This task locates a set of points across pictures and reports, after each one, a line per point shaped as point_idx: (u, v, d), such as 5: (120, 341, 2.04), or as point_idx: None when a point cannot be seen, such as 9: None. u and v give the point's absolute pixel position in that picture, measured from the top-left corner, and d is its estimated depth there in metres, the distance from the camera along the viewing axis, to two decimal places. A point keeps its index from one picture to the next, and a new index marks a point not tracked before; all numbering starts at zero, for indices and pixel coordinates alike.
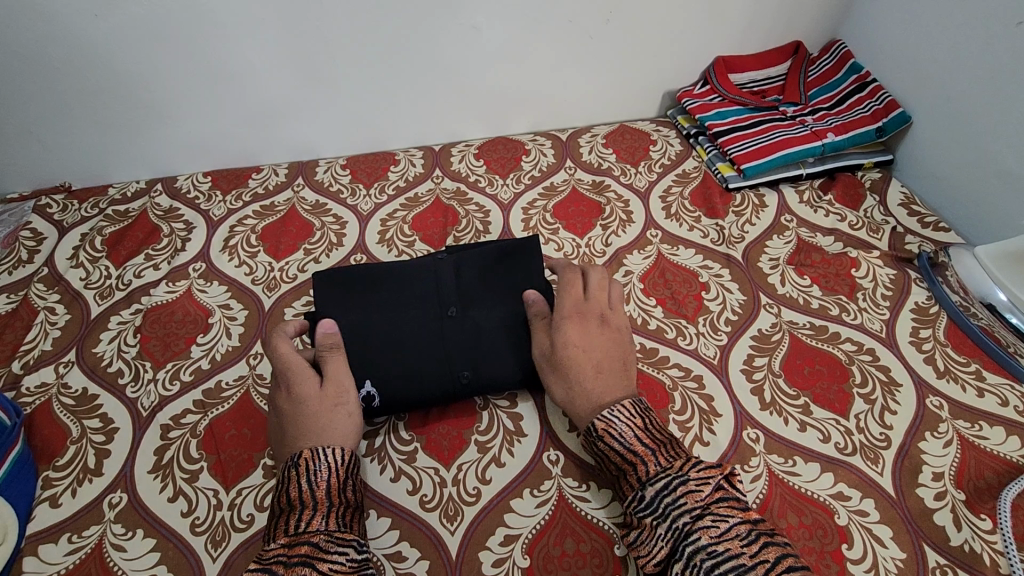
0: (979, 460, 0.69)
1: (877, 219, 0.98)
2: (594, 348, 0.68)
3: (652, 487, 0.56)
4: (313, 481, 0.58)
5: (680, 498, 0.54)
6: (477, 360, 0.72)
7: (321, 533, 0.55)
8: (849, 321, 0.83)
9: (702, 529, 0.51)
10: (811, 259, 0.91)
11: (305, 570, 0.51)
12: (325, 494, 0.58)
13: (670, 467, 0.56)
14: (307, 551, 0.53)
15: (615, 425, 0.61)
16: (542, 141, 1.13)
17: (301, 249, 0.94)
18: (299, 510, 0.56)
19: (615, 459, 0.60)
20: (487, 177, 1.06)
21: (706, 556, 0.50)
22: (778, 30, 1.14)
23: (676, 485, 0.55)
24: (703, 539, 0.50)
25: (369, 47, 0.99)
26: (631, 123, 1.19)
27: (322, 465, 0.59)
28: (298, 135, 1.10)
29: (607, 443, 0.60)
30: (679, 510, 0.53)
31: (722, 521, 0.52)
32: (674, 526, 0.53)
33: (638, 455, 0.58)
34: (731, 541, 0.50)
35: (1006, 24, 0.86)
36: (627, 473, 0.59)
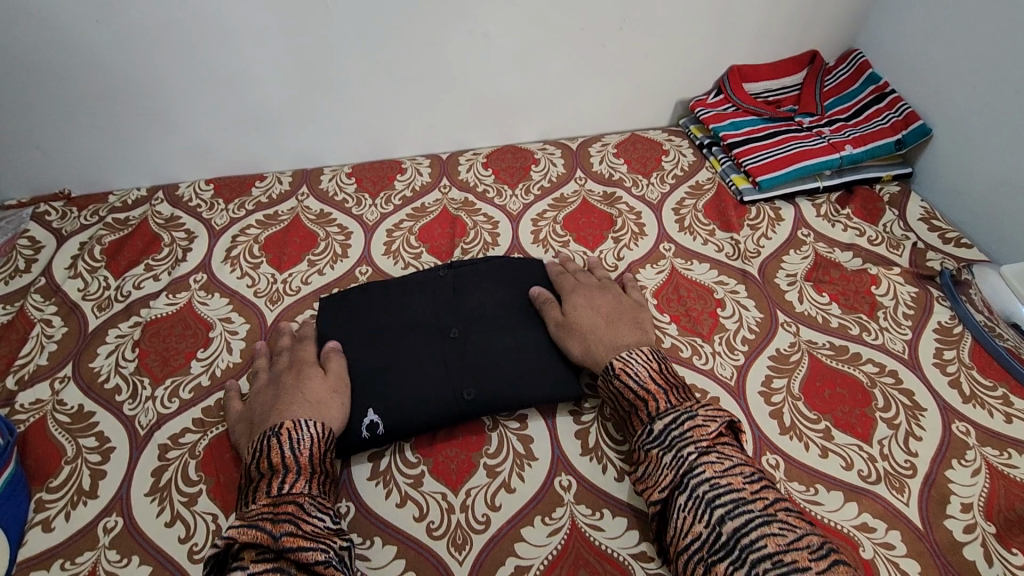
0: (1008, 490, 0.66)
1: (896, 234, 0.95)
2: (598, 308, 0.76)
3: (661, 421, 0.60)
4: (296, 449, 0.60)
5: (687, 432, 0.59)
6: (482, 379, 0.70)
7: (303, 496, 0.58)
8: (869, 341, 0.80)
9: (707, 463, 0.56)
10: (829, 275, 0.89)
11: (290, 527, 0.54)
12: (307, 461, 0.60)
13: (679, 407, 0.61)
14: (292, 511, 0.56)
15: (632, 365, 0.66)
16: (552, 150, 1.11)
17: (304, 260, 0.91)
18: (280, 474, 0.58)
19: (629, 397, 0.64)
20: (495, 187, 1.04)
21: (708, 486, 0.55)
22: (794, 39, 1.11)
23: (684, 421, 0.60)
24: (707, 472, 0.56)
25: (377, 52, 0.96)
26: (642, 132, 1.16)
27: (305, 435, 0.61)
28: (302, 142, 1.07)
29: (621, 381, 0.65)
30: (685, 444, 0.58)
31: (723, 460, 0.57)
32: (679, 456, 0.58)
33: (651, 394, 0.63)
34: (733, 477, 0.56)
35: None
36: (639, 410, 0.63)
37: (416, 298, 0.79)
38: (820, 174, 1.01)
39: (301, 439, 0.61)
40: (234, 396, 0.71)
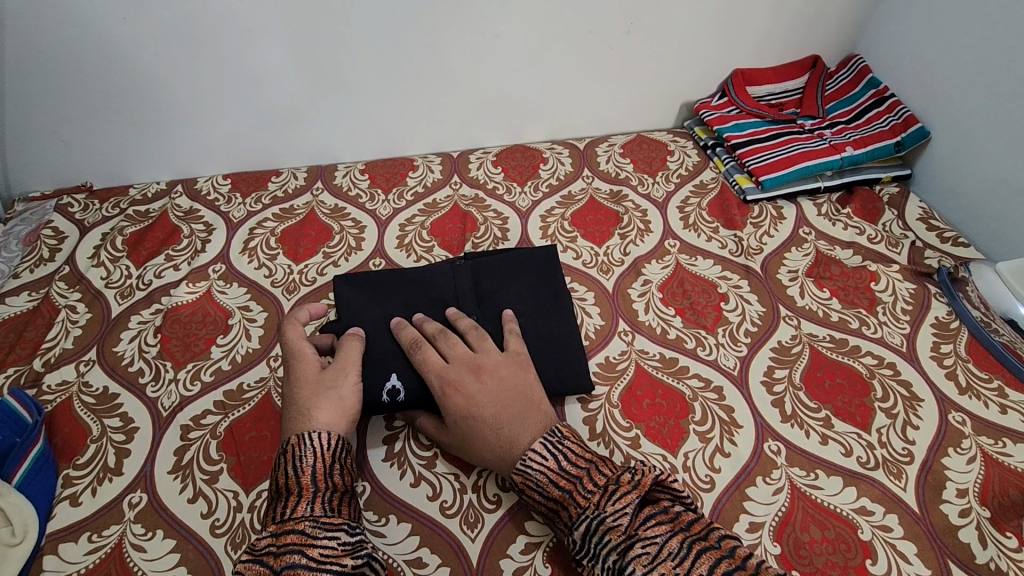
0: (1003, 477, 0.68)
1: (896, 233, 0.98)
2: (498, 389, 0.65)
3: (576, 533, 0.55)
4: (298, 467, 0.58)
5: (605, 536, 0.53)
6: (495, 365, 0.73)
7: (305, 520, 0.54)
8: (869, 335, 0.83)
9: (634, 560, 0.51)
10: (830, 271, 0.91)
11: (293, 558, 0.51)
12: (310, 479, 0.58)
13: (590, 504, 0.55)
14: (295, 540, 0.53)
15: (529, 476, 0.59)
16: (560, 149, 1.14)
17: (320, 252, 0.94)
18: (285, 498, 0.56)
19: (543, 507, 0.59)
20: (505, 184, 1.07)
21: None
22: (797, 44, 1.14)
23: (597, 525, 0.54)
24: (635, 572, 0.50)
25: (392, 52, 0.99)
26: (648, 133, 1.19)
27: (307, 451, 0.59)
28: (317, 140, 1.10)
29: (529, 495, 0.60)
30: (608, 548, 0.53)
31: (647, 549, 0.51)
32: (607, 565, 0.52)
33: (558, 501, 0.57)
34: (664, 564, 0.50)
35: None
36: (559, 516, 0.58)
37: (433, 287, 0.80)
38: (821, 175, 1.04)
39: (298, 457, 0.58)
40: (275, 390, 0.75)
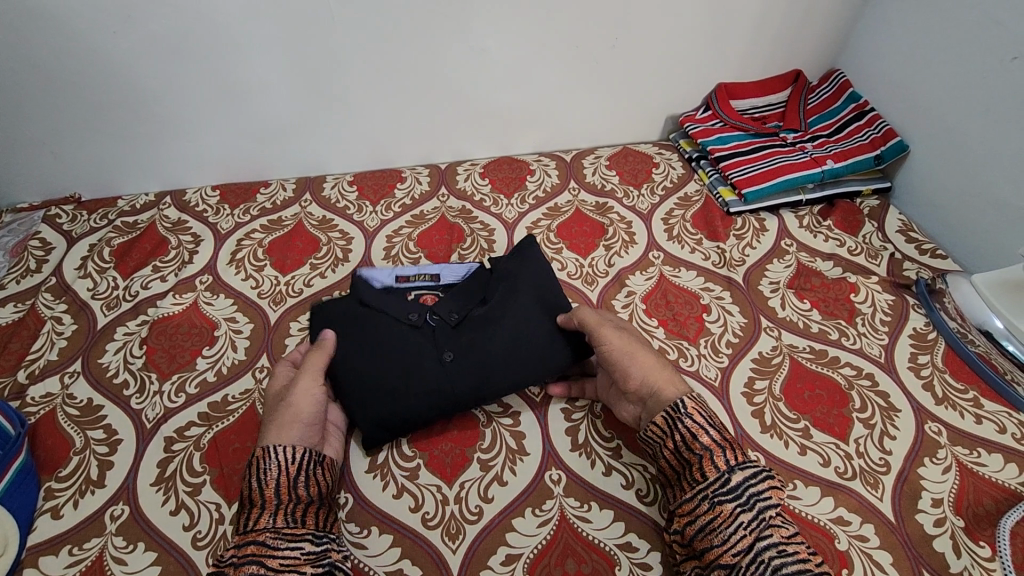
0: (978, 487, 0.69)
1: (875, 244, 0.99)
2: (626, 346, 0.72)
3: (741, 473, 0.60)
4: (262, 479, 0.61)
5: (765, 492, 0.59)
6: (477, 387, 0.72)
7: (267, 531, 0.58)
8: (848, 346, 0.84)
9: (775, 528, 0.57)
10: (810, 283, 0.93)
11: (251, 568, 0.54)
12: (273, 492, 0.60)
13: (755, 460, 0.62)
14: (255, 550, 0.56)
15: (706, 411, 0.65)
16: (547, 161, 1.15)
17: (307, 263, 0.95)
18: (249, 509, 0.59)
19: (703, 440, 0.62)
20: (492, 196, 1.08)
21: (775, 554, 0.54)
22: (780, 58, 1.16)
23: (764, 479, 0.60)
24: (776, 537, 0.56)
25: (382, 65, 1.01)
26: (634, 146, 1.21)
27: (271, 463, 0.61)
28: (306, 152, 1.12)
29: (698, 424, 0.63)
30: (762, 503, 0.58)
31: (788, 526, 0.57)
32: (757, 515, 0.57)
33: (728, 445, 0.62)
34: (798, 546, 0.56)
35: (1001, 60, 0.89)
36: (712, 454, 0.61)
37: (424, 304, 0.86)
38: (802, 187, 1.06)
39: (267, 470, 0.61)
40: (260, 398, 0.76)
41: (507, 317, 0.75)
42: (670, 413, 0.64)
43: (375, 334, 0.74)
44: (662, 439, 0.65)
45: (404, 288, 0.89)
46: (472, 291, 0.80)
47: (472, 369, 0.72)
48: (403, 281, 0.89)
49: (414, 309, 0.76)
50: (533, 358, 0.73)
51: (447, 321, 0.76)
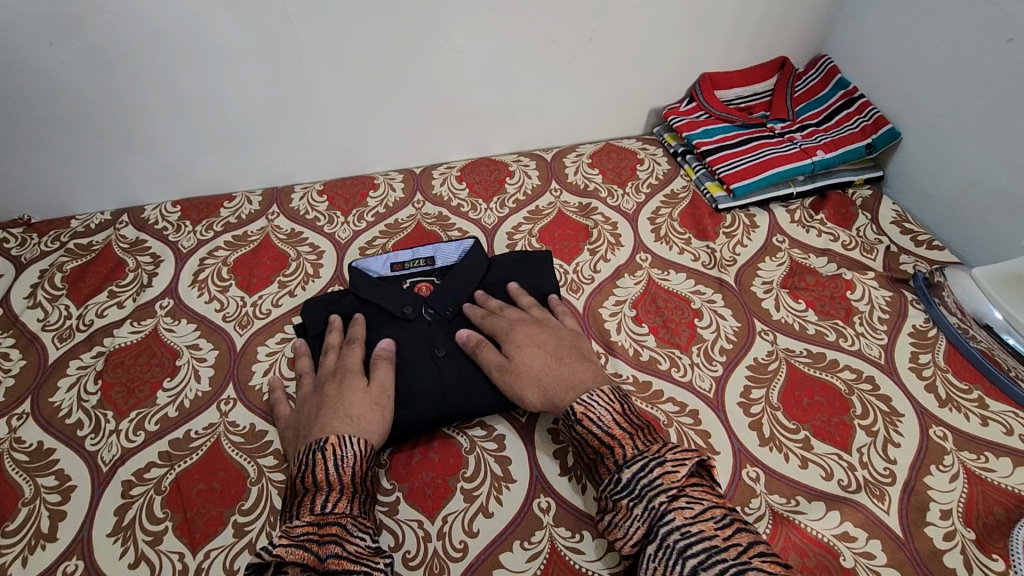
0: (987, 495, 0.66)
1: (870, 238, 0.96)
2: (542, 345, 0.71)
3: (629, 470, 0.58)
4: (339, 466, 0.60)
5: (656, 480, 0.56)
6: (470, 385, 0.71)
7: (347, 517, 0.57)
8: (846, 347, 0.80)
9: (678, 510, 0.54)
10: (805, 281, 0.89)
11: (335, 548, 0.54)
12: (349, 478, 0.60)
13: (647, 449, 0.59)
14: (336, 532, 0.55)
15: (594, 409, 0.63)
16: (526, 162, 1.10)
17: (275, 281, 0.89)
18: (324, 492, 0.58)
19: (594, 444, 0.62)
20: (469, 201, 1.03)
21: (679, 536, 0.52)
22: (765, 45, 1.12)
23: (653, 466, 0.57)
24: (677, 519, 0.53)
25: (347, 67, 0.95)
26: (616, 142, 1.16)
27: (349, 451, 0.61)
28: (272, 161, 1.06)
29: (585, 428, 0.62)
30: (655, 490, 0.55)
31: (697, 505, 0.54)
32: (649, 506, 0.55)
33: (617, 438, 0.60)
34: (705, 523, 0.52)
35: (995, 41, 0.85)
36: (604, 457, 0.60)
37: (420, 293, 0.84)
38: (792, 181, 1.02)
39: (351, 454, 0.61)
40: (226, 433, 0.71)
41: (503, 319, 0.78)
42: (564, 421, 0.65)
43: (377, 342, 0.76)
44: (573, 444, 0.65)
45: (399, 276, 0.86)
46: (471, 288, 0.82)
47: (465, 369, 0.73)
48: (398, 269, 0.87)
49: (409, 302, 0.79)
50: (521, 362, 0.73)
51: (442, 315, 0.78)
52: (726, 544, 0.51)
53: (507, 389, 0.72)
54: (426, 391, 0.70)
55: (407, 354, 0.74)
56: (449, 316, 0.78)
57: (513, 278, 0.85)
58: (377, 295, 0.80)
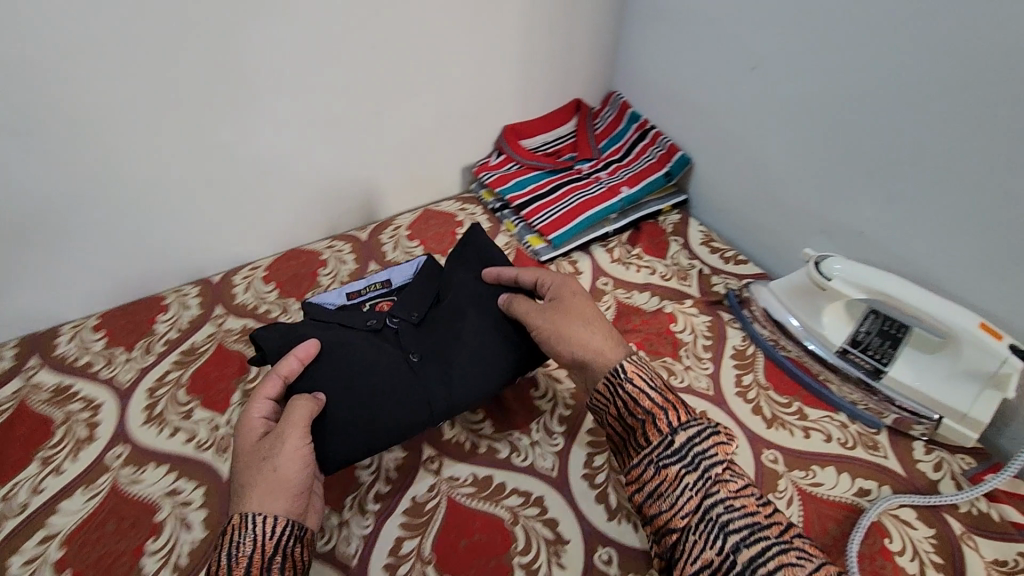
0: (821, 513, 0.67)
1: (684, 264, 0.98)
2: (578, 308, 0.72)
3: (685, 434, 0.60)
4: (234, 554, 0.54)
5: (711, 448, 0.59)
6: (456, 385, 0.71)
7: None
8: (678, 386, 0.80)
9: (722, 484, 0.57)
10: (632, 322, 0.89)
11: None
12: (244, 568, 0.54)
13: (700, 418, 0.61)
14: None
15: (644, 371, 0.64)
16: (340, 246, 1.02)
17: (35, 460, 0.73)
18: None
19: (639, 409, 0.62)
20: (279, 303, 0.93)
21: (723, 508, 0.56)
22: (558, 91, 1.14)
23: (708, 436, 0.60)
24: (721, 493, 0.57)
25: (97, 185, 0.81)
26: (434, 206, 1.12)
27: (246, 536, 0.55)
28: (24, 310, 0.86)
29: (637, 387, 0.63)
30: (710, 461, 0.58)
31: (737, 480, 0.58)
32: (704, 473, 0.58)
33: (673, 403, 0.62)
34: (747, 500, 0.57)
35: (742, 70, 0.92)
36: (654, 418, 0.61)
37: (381, 311, 0.86)
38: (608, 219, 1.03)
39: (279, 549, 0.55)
40: None
41: (471, 307, 0.76)
42: (610, 379, 0.64)
43: (350, 345, 0.71)
44: (607, 405, 0.66)
45: (356, 303, 0.87)
46: (426, 291, 0.82)
47: (442, 369, 0.72)
48: (356, 296, 0.88)
49: (373, 314, 0.79)
50: (495, 355, 0.73)
51: (408, 321, 0.78)
52: (767, 523, 0.55)
53: (483, 381, 0.72)
54: (408, 400, 0.69)
55: (381, 360, 0.71)
56: (408, 326, 0.78)
57: (460, 266, 0.83)
58: (340, 325, 0.77)
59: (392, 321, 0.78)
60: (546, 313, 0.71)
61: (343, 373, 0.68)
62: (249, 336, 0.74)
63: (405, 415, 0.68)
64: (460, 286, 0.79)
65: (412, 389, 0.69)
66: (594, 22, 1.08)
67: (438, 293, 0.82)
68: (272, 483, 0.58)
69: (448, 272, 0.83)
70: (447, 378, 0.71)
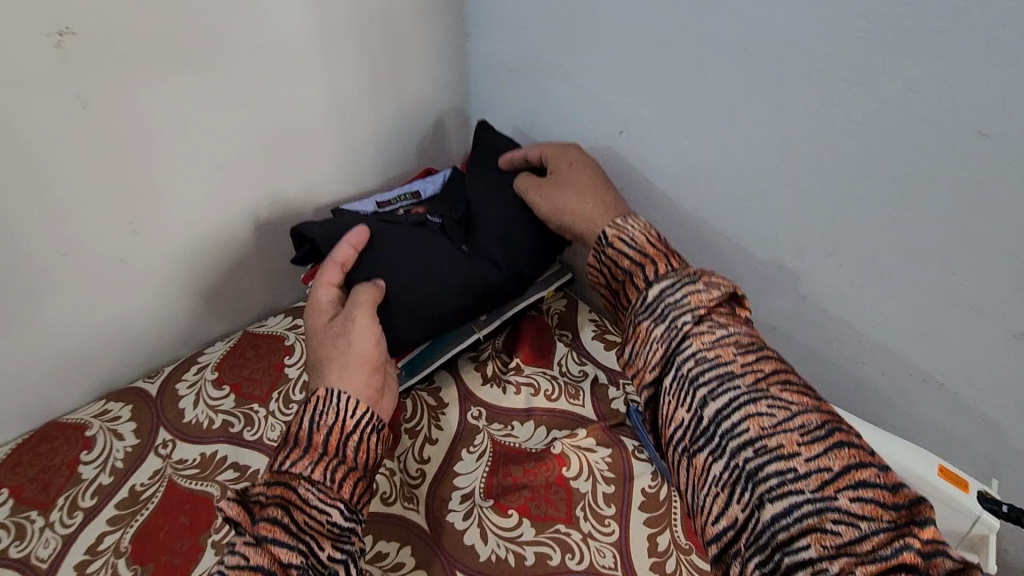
0: None
1: (574, 374, 0.79)
2: (575, 177, 0.70)
3: (658, 286, 0.55)
4: (315, 420, 0.54)
5: (683, 299, 0.53)
6: (495, 261, 0.74)
7: (303, 479, 0.51)
8: (574, 570, 0.61)
9: (696, 337, 0.51)
10: (511, 475, 0.68)
11: (275, 513, 0.49)
12: (323, 437, 0.53)
13: (680, 270, 0.56)
14: (283, 495, 0.50)
15: (627, 232, 0.60)
16: (116, 409, 0.75)
17: None
18: (290, 448, 0.53)
19: (624, 265, 0.59)
20: (13, 523, 0.65)
21: (695, 358, 0.50)
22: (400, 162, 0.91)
23: (682, 284, 0.53)
24: (695, 346, 0.50)
25: None
26: (258, 325, 0.86)
27: (331, 407, 0.55)
28: None
29: (616, 250, 0.60)
30: (677, 311, 0.52)
31: (717, 332, 0.51)
32: (672, 324, 0.52)
33: (650, 256, 0.58)
34: (724, 349, 0.50)
35: (610, 135, 0.73)
36: (633, 277, 0.58)
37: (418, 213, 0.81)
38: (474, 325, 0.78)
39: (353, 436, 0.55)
40: None
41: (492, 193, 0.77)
42: (597, 250, 0.62)
43: (390, 239, 0.72)
44: (598, 276, 0.64)
45: (390, 212, 0.82)
46: (459, 195, 0.82)
47: (487, 247, 0.75)
48: (387, 206, 0.82)
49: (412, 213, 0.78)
50: (528, 229, 0.75)
51: (451, 218, 0.78)
52: (744, 373, 0.48)
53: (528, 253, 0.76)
54: (462, 281, 0.72)
55: (431, 249, 0.73)
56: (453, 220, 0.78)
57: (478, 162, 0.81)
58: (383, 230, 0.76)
59: (431, 217, 0.78)
60: (543, 192, 0.71)
61: (395, 260, 0.71)
62: (291, 232, 0.75)
63: (463, 293, 0.72)
64: (490, 175, 0.79)
65: (450, 277, 0.71)
66: (427, 79, 0.85)
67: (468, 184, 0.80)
68: (341, 363, 0.59)
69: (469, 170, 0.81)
70: (495, 258, 0.74)
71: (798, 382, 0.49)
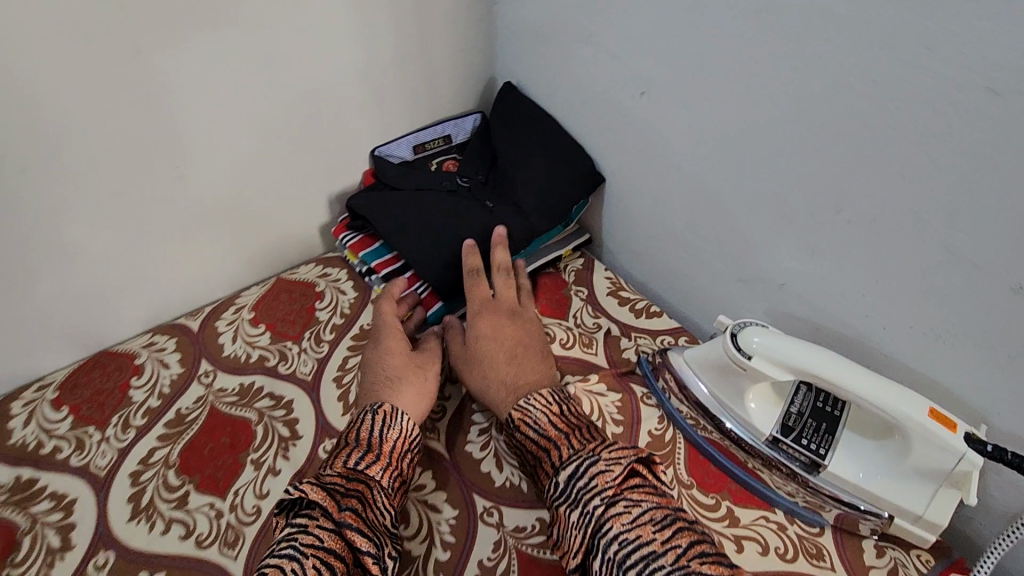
0: None
1: (589, 326, 0.84)
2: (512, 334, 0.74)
3: (565, 471, 0.56)
4: (383, 432, 0.62)
5: (591, 481, 0.53)
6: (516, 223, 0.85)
7: (374, 482, 0.58)
8: None
9: (613, 517, 0.51)
10: None
11: (353, 503, 0.54)
12: (388, 450, 0.61)
13: (582, 452, 0.56)
14: (361, 489, 0.56)
15: (530, 413, 0.62)
16: (162, 341, 0.81)
17: None
18: (358, 451, 0.60)
19: (531, 448, 0.61)
20: (74, 436, 0.72)
21: (617, 545, 0.49)
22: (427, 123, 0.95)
23: (586, 467, 0.54)
24: (614, 527, 0.50)
25: None
26: (291, 271, 0.92)
27: (398, 422, 0.64)
28: None
29: (522, 424, 0.62)
30: (586, 493, 0.53)
31: (646, 505, 0.52)
32: (585, 510, 0.52)
33: (553, 441, 0.59)
34: (642, 528, 0.50)
35: (631, 96, 0.75)
36: (543, 461, 0.59)
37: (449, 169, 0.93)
38: None
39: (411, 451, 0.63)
40: None
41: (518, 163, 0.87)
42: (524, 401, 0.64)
43: (427, 202, 0.84)
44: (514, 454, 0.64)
45: (423, 158, 0.94)
46: (483, 150, 0.93)
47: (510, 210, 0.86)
48: (421, 151, 0.94)
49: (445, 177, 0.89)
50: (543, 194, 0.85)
51: (476, 180, 0.90)
52: (665, 548, 0.48)
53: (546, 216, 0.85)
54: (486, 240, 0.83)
55: (462, 210, 0.84)
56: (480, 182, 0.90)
57: (504, 128, 0.91)
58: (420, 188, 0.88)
59: (461, 178, 0.90)
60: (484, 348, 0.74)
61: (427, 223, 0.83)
62: (349, 208, 0.85)
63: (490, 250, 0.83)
64: (514, 142, 0.89)
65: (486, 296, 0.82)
66: (455, 41, 0.88)
67: (490, 151, 0.93)
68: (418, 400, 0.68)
69: (495, 135, 0.91)
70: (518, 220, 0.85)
71: (714, 550, 0.49)
